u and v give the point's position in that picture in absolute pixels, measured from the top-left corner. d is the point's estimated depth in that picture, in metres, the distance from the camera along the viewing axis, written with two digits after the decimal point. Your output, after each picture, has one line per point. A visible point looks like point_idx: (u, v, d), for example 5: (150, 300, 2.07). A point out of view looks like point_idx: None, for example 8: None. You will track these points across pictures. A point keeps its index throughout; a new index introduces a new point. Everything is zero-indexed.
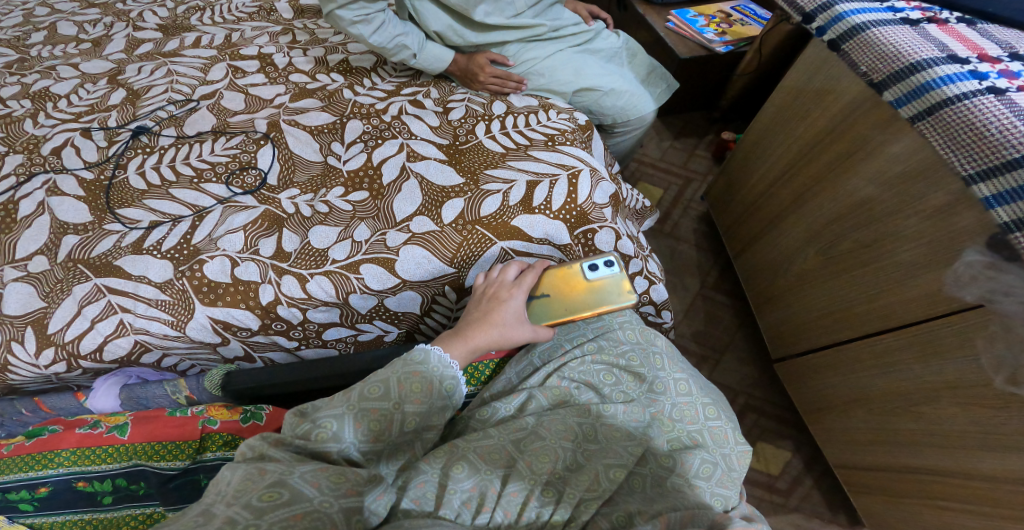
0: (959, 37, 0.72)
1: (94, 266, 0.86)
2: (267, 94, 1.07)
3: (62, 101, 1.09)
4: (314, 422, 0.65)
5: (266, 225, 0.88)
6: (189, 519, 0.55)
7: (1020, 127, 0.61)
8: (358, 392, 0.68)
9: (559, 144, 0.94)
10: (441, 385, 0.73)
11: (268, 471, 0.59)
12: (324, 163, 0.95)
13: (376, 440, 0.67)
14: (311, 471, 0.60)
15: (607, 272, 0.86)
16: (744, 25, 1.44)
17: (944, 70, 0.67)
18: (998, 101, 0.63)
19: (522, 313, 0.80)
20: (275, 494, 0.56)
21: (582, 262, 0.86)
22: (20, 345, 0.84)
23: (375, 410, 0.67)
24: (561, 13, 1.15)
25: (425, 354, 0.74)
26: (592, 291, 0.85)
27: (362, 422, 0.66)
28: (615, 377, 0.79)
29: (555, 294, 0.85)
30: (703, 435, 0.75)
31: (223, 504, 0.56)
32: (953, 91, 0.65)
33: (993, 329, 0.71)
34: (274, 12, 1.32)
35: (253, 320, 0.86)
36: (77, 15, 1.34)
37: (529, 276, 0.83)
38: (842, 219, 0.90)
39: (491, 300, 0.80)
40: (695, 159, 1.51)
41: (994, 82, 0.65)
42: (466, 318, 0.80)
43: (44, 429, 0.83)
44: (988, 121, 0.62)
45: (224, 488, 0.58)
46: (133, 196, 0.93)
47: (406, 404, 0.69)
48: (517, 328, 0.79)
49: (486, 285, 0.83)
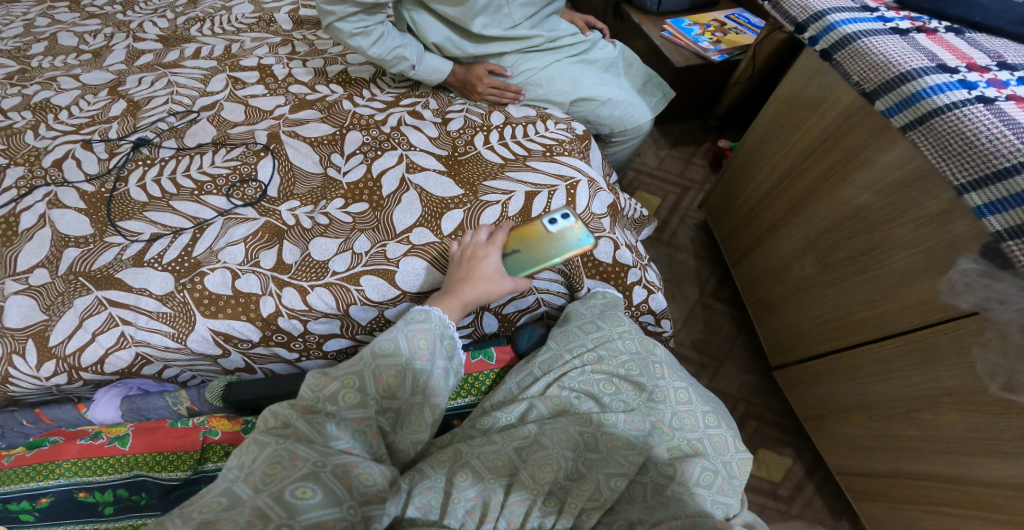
0: (948, 46, 0.73)
1: (95, 279, 0.87)
2: (267, 105, 1.07)
3: (63, 113, 1.10)
4: (338, 382, 0.67)
5: (266, 237, 0.89)
6: (213, 498, 0.58)
7: (1010, 137, 0.62)
8: (370, 350, 0.70)
9: (557, 154, 0.94)
10: (445, 343, 0.75)
11: (299, 456, 0.61)
12: (324, 175, 0.96)
13: (393, 397, 0.69)
14: (344, 463, 0.62)
15: (566, 222, 0.84)
16: (738, 33, 1.45)
17: (934, 79, 0.68)
18: (987, 110, 0.64)
19: (501, 268, 0.81)
20: (307, 490, 0.58)
21: (541, 218, 0.84)
22: (21, 358, 0.84)
23: (389, 367, 0.70)
24: (558, 23, 1.15)
25: (427, 313, 0.75)
26: (556, 241, 0.84)
27: (380, 378, 0.69)
28: (615, 387, 0.79)
29: (524, 248, 0.83)
30: (704, 442, 0.75)
31: (247, 486, 0.59)
32: (944, 100, 0.66)
33: (990, 336, 0.72)
34: (274, 23, 1.33)
35: (254, 332, 0.86)
36: (77, 26, 1.35)
37: (501, 233, 0.83)
38: (838, 228, 0.91)
39: (471, 260, 0.80)
40: (693, 167, 1.52)
41: (983, 91, 0.66)
42: (448, 279, 0.80)
43: (45, 441, 0.84)
44: (978, 131, 0.63)
45: (252, 466, 0.61)
46: (134, 208, 0.94)
47: (418, 361, 0.72)
48: (500, 282, 0.80)
49: (463, 248, 0.83)
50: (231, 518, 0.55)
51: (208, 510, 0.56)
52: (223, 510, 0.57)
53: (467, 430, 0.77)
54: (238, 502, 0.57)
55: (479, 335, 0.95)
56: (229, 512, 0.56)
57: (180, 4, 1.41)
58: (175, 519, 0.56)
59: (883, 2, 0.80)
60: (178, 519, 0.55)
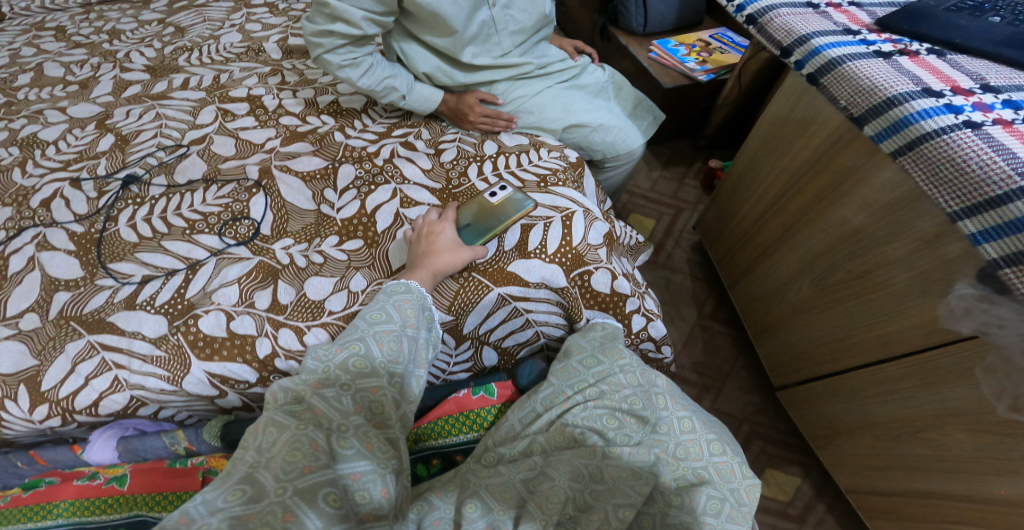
0: (932, 70, 0.72)
1: (87, 323, 0.86)
2: (258, 138, 1.06)
3: (51, 148, 1.08)
4: (346, 350, 0.70)
5: (260, 277, 0.88)
6: (236, 485, 0.56)
7: (1001, 163, 0.59)
8: (364, 319, 0.74)
9: (551, 185, 0.93)
10: (425, 314, 0.78)
11: (320, 447, 0.61)
12: (318, 212, 0.94)
13: (397, 360, 0.72)
14: (348, 474, 0.60)
15: (505, 192, 0.90)
16: (723, 52, 1.46)
17: (921, 104, 0.66)
18: (975, 135, 0.62)
19: (458, 240, 0.85)
20: (337, 498, 0.58)
21: (482, 193, 0.91)
22: (13, 402, 0.82)
23: (388, 331, 0.73)
24: (547, 49, 1.15)
25: (407, 286, 0.79)
26: (501, 208, 0.89)
27: (382, 342, 0.72)
28: (618, 421, 0.77)
29: (474, 221, 0.88)
30: (709, 471, 0.73)
31: (269, 475, 0.58)
32: (932, 126, 0.64)
33: (992, 359, 0.71)
34: (262, 52, 1.31)
35: (251, 374, 0.84)
36: (63, 56, 1.34)
37: (451, 211, 0.88)
38: (834, 251, 0.91)
39: (428, 237, 0.84)
40: (685, 188, 1.52)
41: (969, 116, 0.64)
42: (409, 260, 0.83)
43: (41, 480, 0.83)
44: (968, 157, 0.61)
45: (272, 454, 0.60)
46: (125, 249, 0.92)
47: (408, 328, 0.75)
48: (459, 252, 0.83)
49: (418, 229, 0.86)
50: (260, 509, 0.55)
51: (234, 499, 0.55)
52: (249, 502, 0.55)
53: (470, 465, 0.76)
54: (262, 495, 0.56)
55: (480, 369, 0.94)
56: (255, 506, 0.55)
57: (167, 33, 1.40)
58: (198, 507, 0.54)
59: (864, 24, 0.81)
60: (207, 512, 0.54)
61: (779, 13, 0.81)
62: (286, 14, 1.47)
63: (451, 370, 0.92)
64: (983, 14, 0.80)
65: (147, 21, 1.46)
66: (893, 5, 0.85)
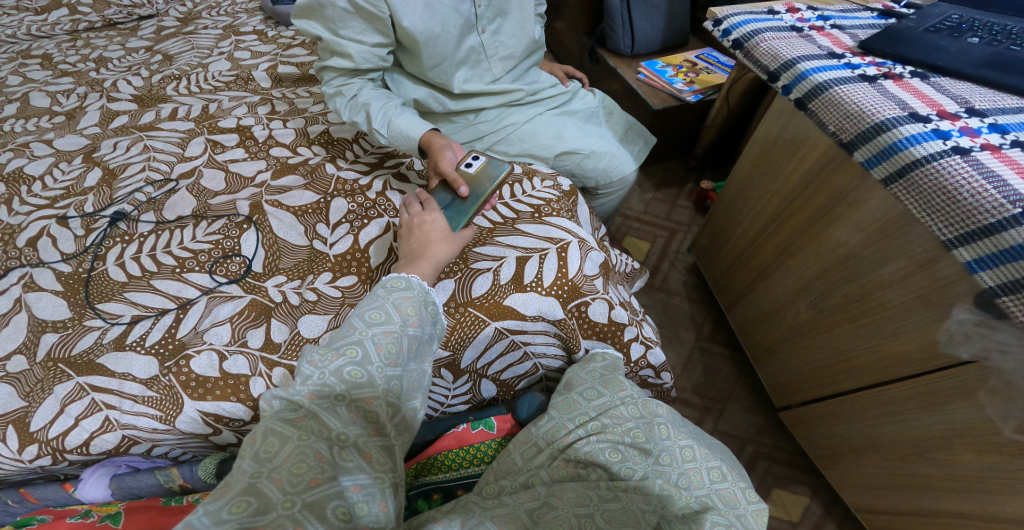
0: (916, 93, 0.68)
1: (75, 365, 0.83)
2: (248, 171, 1.05)
3: (37, 184, 1.05)
4: (342, 357, 0.65)
5: (253, 315, 0.86)
6: (240, 496, 0.57)
7: (991, 191, 0.57)
8: (362, 320, 0.69)
9: (546, 215, 0.93)
10: (429, 309, 0.75)
11: (326, 459, 0.61)
12: (310, 247, 0.94)
13: (395, 363, 0.67)
14: (347, 486, 0.60)
15: (478, 163, 0.91)
16: (710, 73, 1.48)
17: (909, 130, 0.63)
18: (964, 162, 0.59)
19: (447, 227, 0.83)
20: (346, 511, 0.59)
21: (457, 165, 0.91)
22: (2, 443, 0.79)
23: (386, 333, 0.68)
24: (537, 76, 1.19)
25: (407, 281, 0.74)
26: (479, 176, 0.90)
27: (380, 345, 0.67)
28: (621, 454, 0.74)
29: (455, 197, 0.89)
30: (713, 498, 0.70)
31: (274, 487, 0.58)
32: (920, 152, 0.61)
33: (995, 383, 0.72)
34: (252, 81, 1.31)
35: (245, 412, 0.82)
36: (49, 85, 1.32)
37: (432, 199, 0.88)
38: (829, 274, 0.91)
39: (420, 228, 0.83)
40: (678, 209, 1.53)
41: (957, 141, 0.61)
42: (406, 256, 0.80)
43: (32, 519, 0.82)
44: (959, 184, 0.58)
45: (274, 465, 0.59)
46: (113, 289, 0.90)
47: (409, 327, 0.70)
48: (444, 242, 0.81)
49: (407, 224, 0.85)
50: (268, 522, 0.56)
51: (241, 511, 0.56)
52: (257, 514, 0.56)
53: (472, 497, 0.74)
54: (269, 506, 0.57)
55: (479, 400, 0.94)
56: (262, 517, 0.56)
57: (155, 61, 1.39)
58: (201, 518, 0.54)
59: (847, 47, 0.77)
60: (212, 523, 0.54)
61: (764, 37, 0.78)
62: (275, 41, 1.47)
63: (449, 402, 0.92)
64: (961, 34, 0.76)
65: (134, 49, 1.45)
66: (874, 27, 0.82)
